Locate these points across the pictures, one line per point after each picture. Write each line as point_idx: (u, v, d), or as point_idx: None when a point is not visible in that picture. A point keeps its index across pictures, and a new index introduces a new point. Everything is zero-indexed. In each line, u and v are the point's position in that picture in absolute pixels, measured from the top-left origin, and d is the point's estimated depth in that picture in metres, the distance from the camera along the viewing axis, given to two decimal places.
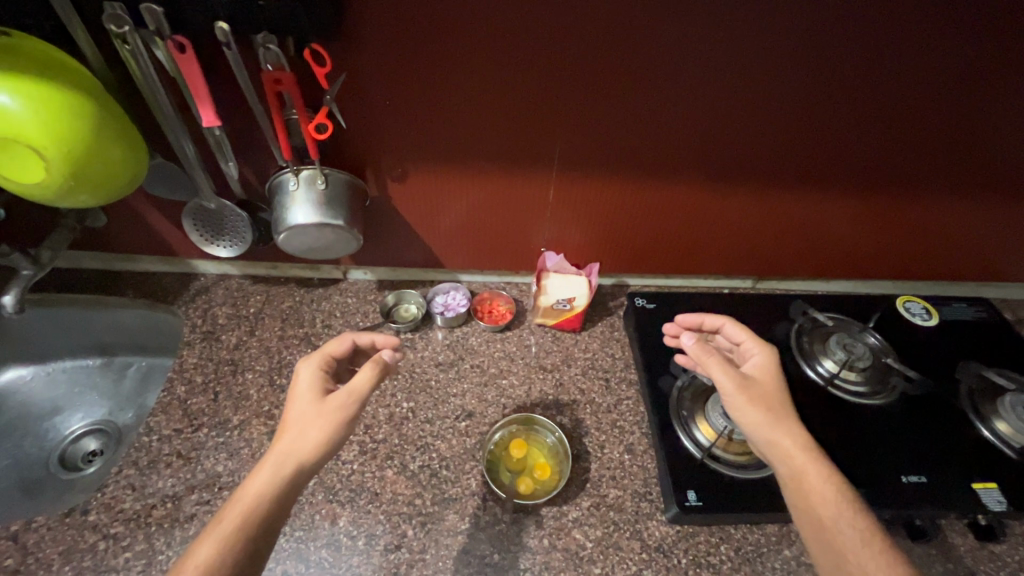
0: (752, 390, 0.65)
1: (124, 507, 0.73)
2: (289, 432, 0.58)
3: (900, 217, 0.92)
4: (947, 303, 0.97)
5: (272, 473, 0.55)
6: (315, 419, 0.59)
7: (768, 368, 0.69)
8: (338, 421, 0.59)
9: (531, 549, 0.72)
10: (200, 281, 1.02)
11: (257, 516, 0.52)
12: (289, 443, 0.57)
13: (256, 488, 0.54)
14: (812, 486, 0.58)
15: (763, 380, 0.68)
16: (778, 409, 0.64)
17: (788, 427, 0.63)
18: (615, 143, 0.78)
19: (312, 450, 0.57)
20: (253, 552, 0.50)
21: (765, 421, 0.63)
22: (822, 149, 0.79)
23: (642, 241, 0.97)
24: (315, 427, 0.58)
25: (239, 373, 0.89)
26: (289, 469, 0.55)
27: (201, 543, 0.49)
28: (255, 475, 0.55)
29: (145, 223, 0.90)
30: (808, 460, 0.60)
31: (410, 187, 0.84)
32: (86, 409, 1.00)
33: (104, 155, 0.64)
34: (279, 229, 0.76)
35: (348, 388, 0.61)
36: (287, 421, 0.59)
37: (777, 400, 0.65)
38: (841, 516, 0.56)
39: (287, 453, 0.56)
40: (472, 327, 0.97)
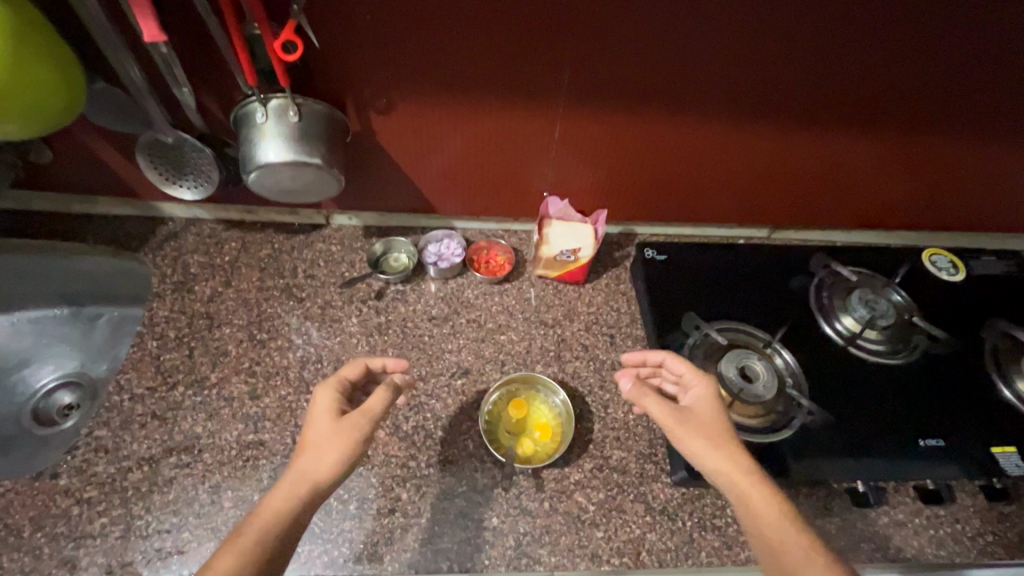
0: (690, 420, 0.59)
1: (97, 471, 0.68)
2: (304, 455, 0.53)
3: (936, 161, 0.84)
4: (976, 256, 0.91)
5: (287, 493, 0.50)
6: (333, 440, 0.54)
7: (705, 396, 0.62)
8: (351, 440, 0.55)
9: (531, 512, 0.69)
10: (168, 225, 0.92)
11: (277, 521, 0.48)
12: (304, 464, 0.52)
13: (272, 503, 0.49)
14: (757, 507, 0.52)
15: (699, 407, 0.60)
16: (720, 436, 0.57)
17: (730, 452, 0.56)
18: (630, 70, 0.68)
19: (330, 472, 0.52)
20: (267, 563, 0.45)
21: (706, 449, 0.56)
22: (863, 82, 0.70)
23: (653, 185, 0.88)
24: (331, 450, 0.53)
25: (216, 327, 0.82)
26: (306, 490, 0.51)
27: (220, 558, 0.45)
28: (274, 493, 0.50)
29: (97, 160, 0.80)
30: (751, 482, 0.54)
31: (397, 121, 0.74)
32: (56, 360, 0.94)
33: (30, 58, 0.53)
34: (248, 168, 0.66)
35: (362, 408, 0.57)
36: (303, 443, 0.55)
37: (717, 426, 0.58)
38: (799, 531, 0.50)
39: (303, 476, 0.51)
40: (468, 279, 0.90)
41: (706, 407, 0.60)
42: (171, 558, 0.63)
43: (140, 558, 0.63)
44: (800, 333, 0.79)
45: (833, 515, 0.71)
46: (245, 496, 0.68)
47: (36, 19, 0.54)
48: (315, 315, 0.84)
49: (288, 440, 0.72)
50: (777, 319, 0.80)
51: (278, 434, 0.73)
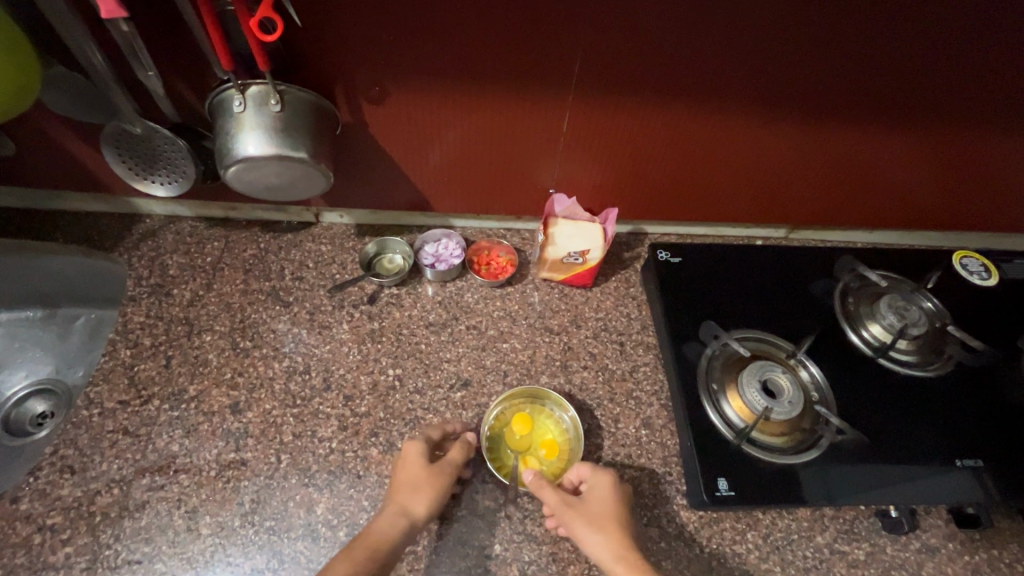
0: (582, 514, 0.60)
1: (63, 494, 0.62)
2: (404, 494, 0.59)
3: (968, 160, 0.79)
4: (1008, 258, 0.85)
5: (389, 523, 0.56)
6: (428, 481, 0.60)
7: (601, 484, 0.63)
8: (441, 485, 0.60)
9: (536, 538, 0.64)
10: (146, 223, 0.86)
11: (386, 546, 0.54)
12: (404, 501, 0.59)
13: (379, 528, 0.56)
14: None
15: (592, 501, 0.61)
16: (606, 525, 0.59)
17: (611, 542, 0.58)
18: (645, 60, 0.62)
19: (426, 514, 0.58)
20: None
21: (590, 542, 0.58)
22: (896, 77, 0.65)
23: (666, 183, 0.82)
24: (425, 491, 0.59)
25: (196, 334, 0.76)
26: (405, 526, 0.57)
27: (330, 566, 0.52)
28: (380, 520, 0.57)
29: (61, 151, 0.73)
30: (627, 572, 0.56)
31: (390, 111, 0.68)
32: (28, 367, 0.88)
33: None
34: (226, 161, 0.60)
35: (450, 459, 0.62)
36: (402, 478, 0.61)
37: (606, 522, 0.60)
38: None
39: (401, 508, 0.58)
40: (468, 281, 0.84)
41: (597, 496, 0.62)
42: None
43: None
44: (826, 342, 0.74)
45: (860, 540, 0.67)
46: (225, 522, 0.62)
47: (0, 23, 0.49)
48: (303, 321, 0.78)
49: (272, 460, 0.66)
50: (801, 327, 0.75)
51: (261, 453, 0.67)
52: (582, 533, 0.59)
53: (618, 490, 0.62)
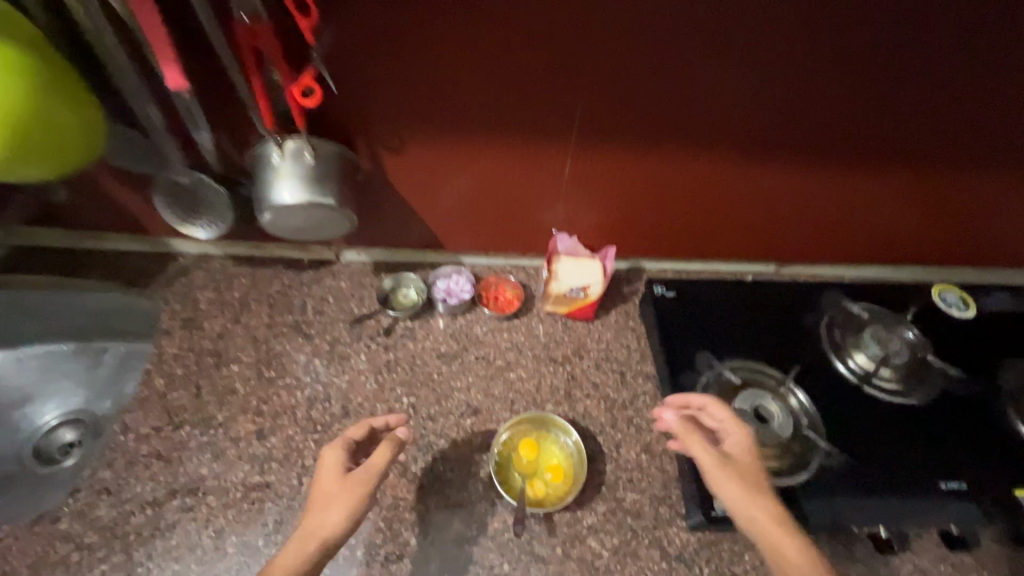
0: (732, 472, 0.61)
1: (99, 515, 0.67)
2: (315, 513, 0.57)
3: (940, 198, 0.85)
4: (987, 291, 0.90)
5: (299, 550, 0.55)
6: (335, 497, 0.58)
7: (744, 442, 0.65)
8: (356, 495, 0.58)
9: (543, 558, 0.67)
10: (178, 261, 0.92)
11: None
12: (314, 522, 0.56)
13: (281, 562, 0.54)
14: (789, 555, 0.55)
15: (741, 461, 0.63)
16: (755, 483, 0.61)
17: (762, 501, 0.59)
18: (637, 112, 0.70)
19: (335, 527, 0.56)
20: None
21: (741, 498, 0.59)
22: (862, 124, 0.73)
23: (662, 221, 0.89)
24: (337, 505, 0.57)
25: (224, 364, 0.81)
26: (315, 546, 0.55)
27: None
28: (282, 553, 0.54)
29: (111, 198, 0.81)
30: (783, 532, 0.57)
31: (409, 160, 0.75)
32: (59, 399, 0.90)
33: (49, 121, 0.54)
34: (263, 207, 0.67)
35: (366, 466, 0.60)
36: (315, 498, 0.59)
37: (759, 483, 0.61)
38: None
39: (311, 533, 0.56)
40: (477, 314, 0.90)
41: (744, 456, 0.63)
42: None
43: None
44: (814, 371, 0.78)
45: (854, 562, 0.70)
46: (250, 541, 0.66)
47: (76, 91, 0.57)
48: (324, 352, 0.83)
49: (294, 482, 0.71)
50: (790, 357, 0.79)
51: (284, 476, 0.71)
52: (732, 485, 0.60)
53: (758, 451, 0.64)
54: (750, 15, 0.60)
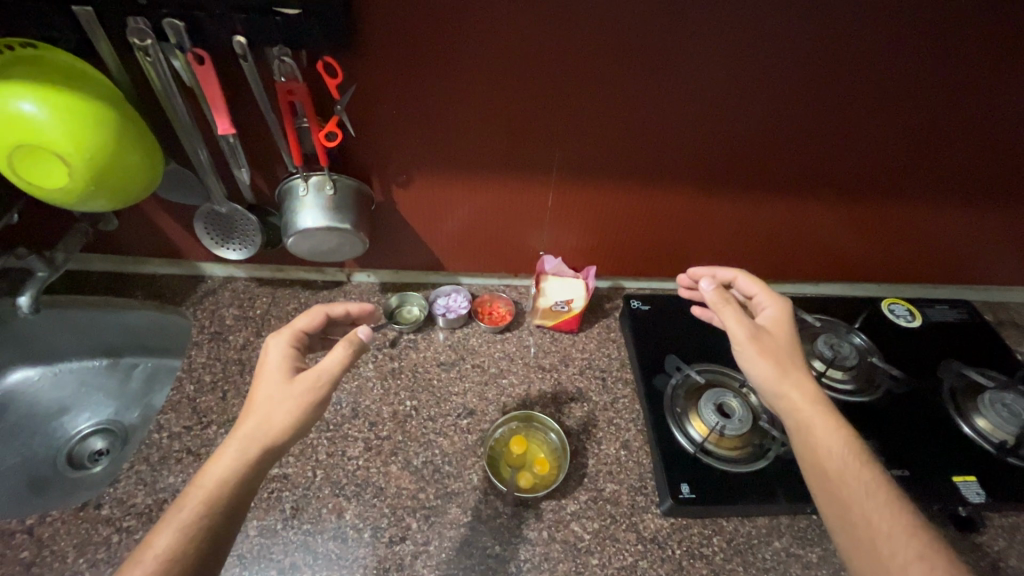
0: (768, 343, 0.67)
1: (137, 502, 0.75)
2: (257, 414, 0.58)
3: (884, 220, 0.96)
4: (931, 305, 1.01)
5: (237, 456, 0.56)
6: (277, 404, 0.59)
7: (778, 318, 0.71)
8: (308, 398, 0.60)
9: (531, 540, 0.75)
10: (207, 283, 1.04)
11: (220, 494, 0.53)
12: (254, 426, 0.57)
13: (215, 475, 0.54)
14: (820, 438, 0.61)
15: (775, 336, 0.68)
16: (788, 358, 0.66)
17: (795, 377, 0.64)
18: (610, 148, 0.82)
19: (279, 432, 0.58)
20: (213, 536, 0.52)
21: (774, 372, 0.65)
22: (806, 155, 0.84)
23: (637, 244, 1.00)
24: (285, 409, 0.59)
25: (247, 372, 0.91)
26: (255, 451, 0.56)
27: (160, 533, 0.51)
28: (218, 460, 0.55)
29: (154, 226, 0.93)
30: (814, 412, 0.62)
31: (414, 192, 0.87)
32: (93, 409, 1.02)
33: (125, 166, 0.67)
34: (289, 232, 0.79)
35: (317, 367, 0.61)
36: (255, 399, 0.60)
37: (790, 357, 0.66)
38: (857, 467, 0.58)
39: (254, 434, 0.57)
40: (473, 328, 1.00)
41: (780, 331, 0.69)
42: None
43: None
44: None
45: (813, 544, 0.77)
46: (269, 524, 0.74)
47: (143, 136, 0.69)
48: None
49: (308, 473, 0.79)
50: None
51: (300, 468, 0.80)
52: (767, 356, 0.65)
53: (791, 326, 0.70)
54: (695, 68, 0.71)
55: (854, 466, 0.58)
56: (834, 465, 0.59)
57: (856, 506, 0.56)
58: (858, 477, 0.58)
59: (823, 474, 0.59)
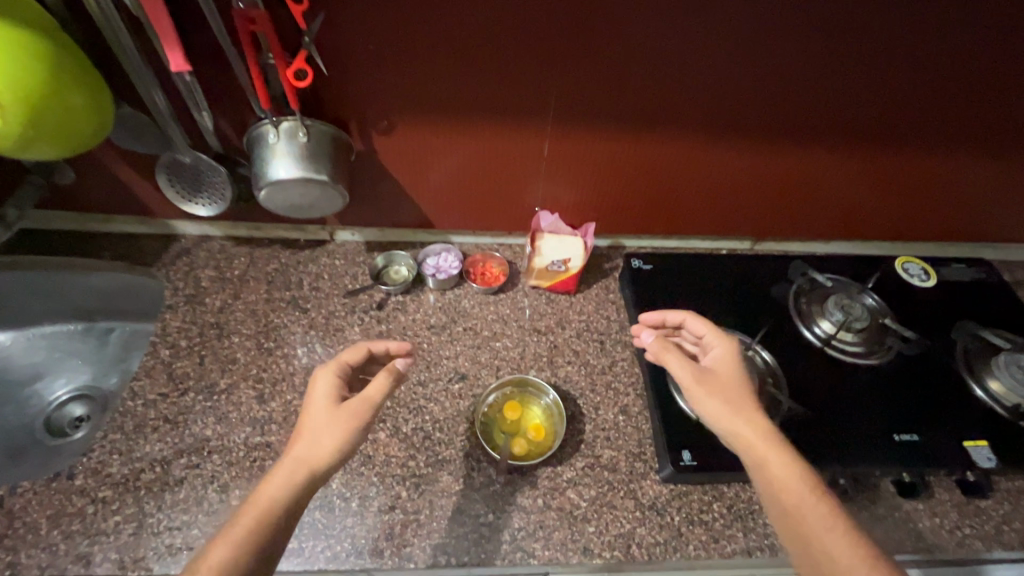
0: (713, 385, 0.63)
1: (112, 471, 0.72)
2: (307, 440, 0.56)
3: (903, 173, 0.90)
4: (946, 263, 0.96)
5: (285, 479, 0.53)
6: (328, 426, 0.57)
7: (725, 357, 0.66)
8: (351, 426, 0.58)
9: (525, 508, 0.72)
10: (180, 243, 0.97)
11: (273, 511, 0.51)
12: (304, 450, 0.55)
13: (266, 494, 0.52)
14: (778, 474, 0.56)
15: (723, 375, 0.65)
16: (737, 397, 0.62)
17: (748, 415, 0.60)
18: (615, 92, 0.74)
19: (328, 458, 0.55)
20: (261, 550, 0.49)
21: (725, 412, 0.61)
22: (829, 101, 0.77)
23: (639, 199, 0.94)
24: (329, 436, 0.57)
25: (225, 336, 0.86)
26: (304, 475, 0.54)
27: (216, 547, 0.48)
28: (271, 479, 0.53)
29: (116, 179, 0.85)
30: (771, 447, 0.58)
31: (398, 141, 0.80)
32: (69, 374, 0.98)
33: (65, 106, 0.60)
34: (260, 184, 0.72)
35: (361, 396, 0.60)
36: (303, 428, 0.58)
37: (740, 395, 0.62)
38: (815, 499, 0.54)
39: (301, 460, 0.55)
40: (465, 289, 0.95)
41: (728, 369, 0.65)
42: (181, 554, 0.66)
43: (150, 554, 0.66)
44: (779, 335, 0.84)
45: None
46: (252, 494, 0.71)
47: (83, 72, 0.61)
48: (320, 325, 0.88)
49: None
50: (756, 323, 0.85)
51: (284, 436, 0.76)
52: (713, 399, 0.62)
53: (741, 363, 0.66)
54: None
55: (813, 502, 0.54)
56: (792, 498, 0.55)
57: (816, 537, 0.52)
58: (817, 512, 0.54)
59: (785, 512, 0.55)
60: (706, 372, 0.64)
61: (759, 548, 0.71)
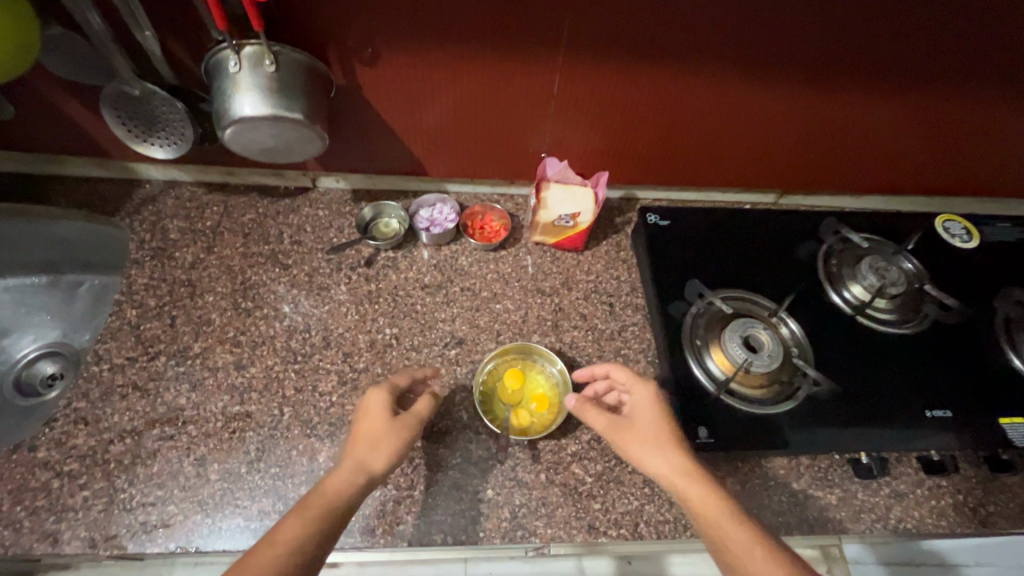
0: (632, 434, 0.59)
1: (78, 443, 0.66)
2: (363, 446, 0.57)
3: (958, 123, 0.80)
4: (990, 222, 0.87)
5: (346, 476, 0.53)
6: (388, 436, 0.58)
7: (642, 400, 0.62)
8: (403, 436, 0.59)
9: (526, 484, 0.67)
10: (145, 189, 0.87)
11: (341, 500, 0.51)
12: (362, 453, 0.56)
13: (331, 486, 0.52)
14: (700, 507, 0.52)
15: (640, 419, 0.60)
16: (654, 438, 0.58)
17: (665, 453, 0.56)
18: (639, 22, 0.63)
19: (385, 463, 0.56)
20: (322, 539, 0.48)
21: (642, 455, 0.57)
22: (889, 40, 0.66)
23: (657, 148, 0.84)
24: (386, 445, 0.57)
25: (198, 295, 0.78)
26: (364, 479, 0.54)
27: (286, 526, 0.48)
28: (333, 476, 0.53)
29: (61, 114, 0.74)
30: (689, 484, 0.54)
31: (384, 75, 0.69)
32: (37, 330, 0.90)
33: None
34: (222, 122, 0.61)
35: (413, 412, 0.62)
36: (359, 436, 0.58)
37: (659, 435, 0.58)
38: (738, 526, 0.50)
39: (359, 463, 0.55)
40: (462, 245, 0.86)
41: (645, 412, 0.61)
42: (157, 531, 0.61)
43: (123, 532, 0.61)
44: (806, 302, 0.77)
45: (834, 486, 0.70)
46: (232, 468, 0.66)
47: None
48: (302, 283, 0.80)
49: (275, 412, 0.70)
50: (782, 288, 0.78)
51: (265, 406, 0.70)
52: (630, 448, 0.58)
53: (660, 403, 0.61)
54: None
55: (731, 522, 0.50)
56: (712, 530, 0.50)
57: (741, 557, 0.48)
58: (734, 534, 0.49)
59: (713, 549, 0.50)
60: (625, 421, 0.61)
61: (773, 527, 0.67)
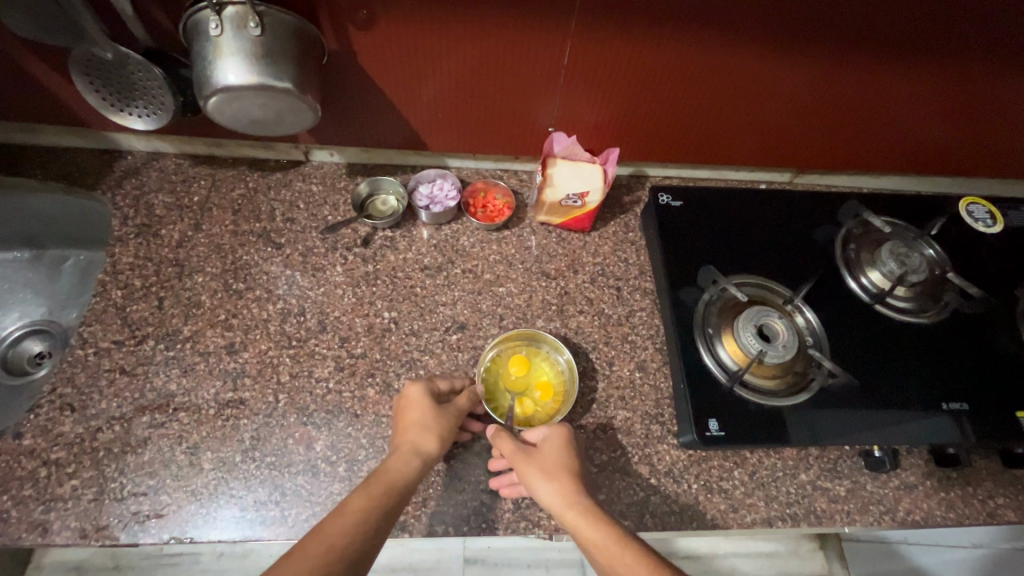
0: (535, 463, 0.57)
1: (65, 431, 0.63)
2: (412, 432, 0.59)
3: (992, 103, 0.75)
4: (1015, 206, 0.84)
5: (401, 460, 0.55)
6: (435, 422, 0.60)
7: (552, 439, 0.60)
8: (446, 422, 0.61)
9: None
10: (127, 161, 0.82)
11: (402, 481, 0.53)
12: (413, 437, 0.58)
13: (392, 468, 0.54)
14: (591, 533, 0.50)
15: (546, 454, 0.59)
16: (554, 470, 0.57)
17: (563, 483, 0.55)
18: None
19: (435, 446, 0.58)
20: (387, 513, 0.49)
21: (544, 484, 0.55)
22: (930, 11, 0.60)
23: (671, 123, 0.79)
24: (433, 431, 0.59)
25: (187, 276, 0.74)
26: (416, 462, 0.56)
27: (353, 499, 0.49)
28: (391, 460, 0.55)
29: (31, 79, 0.69)
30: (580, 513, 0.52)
31: (381, 40, 0.63)
32: (22, 308, 0.87)
33: None
34: (205, 91, 0.56)
35: (456, 404, 0.63)
36: (406, 423, 0.60)
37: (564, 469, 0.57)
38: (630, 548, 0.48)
39: (411, 447, 0.57)
40: (463, 225, 0.82)
41: (554, 449, 0.59)
42: (150, 521, 0.60)
43: (115, 522, 0.59)
44: (821, 288, 0.74)
45: (843, 477, 0.69)
46: (226, 457, 0.63)
47: None
48: (296, 264, 0.77)
49: (270, 399, 0.67)
50: (798, 273, 0.75)
51: (259, 393, 0.67)
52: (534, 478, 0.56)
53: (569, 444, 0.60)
54: None
55: (624, 556, 0.48)
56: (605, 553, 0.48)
57: None
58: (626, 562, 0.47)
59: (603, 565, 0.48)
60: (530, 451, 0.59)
61: (780, 519, 0.66)
